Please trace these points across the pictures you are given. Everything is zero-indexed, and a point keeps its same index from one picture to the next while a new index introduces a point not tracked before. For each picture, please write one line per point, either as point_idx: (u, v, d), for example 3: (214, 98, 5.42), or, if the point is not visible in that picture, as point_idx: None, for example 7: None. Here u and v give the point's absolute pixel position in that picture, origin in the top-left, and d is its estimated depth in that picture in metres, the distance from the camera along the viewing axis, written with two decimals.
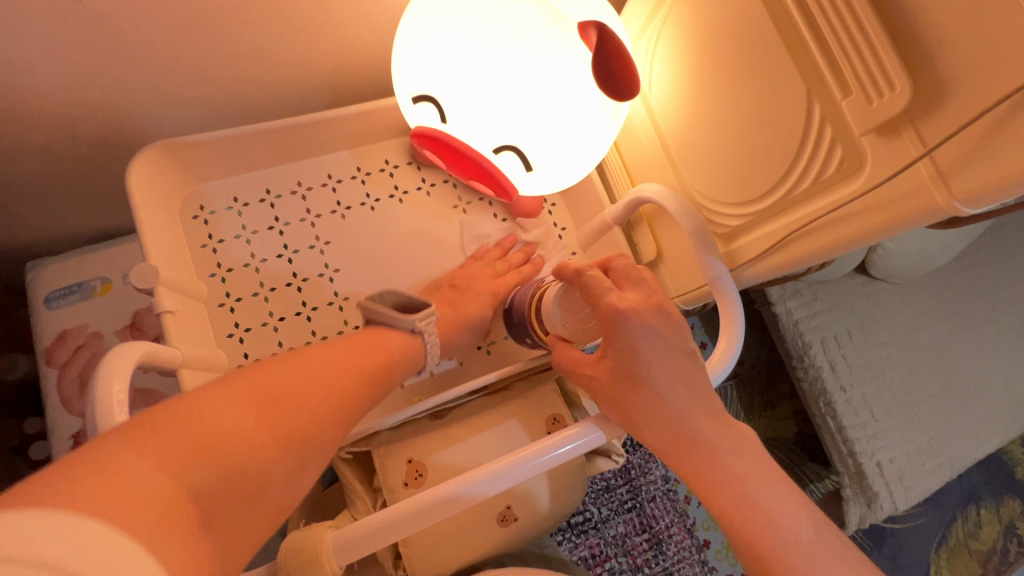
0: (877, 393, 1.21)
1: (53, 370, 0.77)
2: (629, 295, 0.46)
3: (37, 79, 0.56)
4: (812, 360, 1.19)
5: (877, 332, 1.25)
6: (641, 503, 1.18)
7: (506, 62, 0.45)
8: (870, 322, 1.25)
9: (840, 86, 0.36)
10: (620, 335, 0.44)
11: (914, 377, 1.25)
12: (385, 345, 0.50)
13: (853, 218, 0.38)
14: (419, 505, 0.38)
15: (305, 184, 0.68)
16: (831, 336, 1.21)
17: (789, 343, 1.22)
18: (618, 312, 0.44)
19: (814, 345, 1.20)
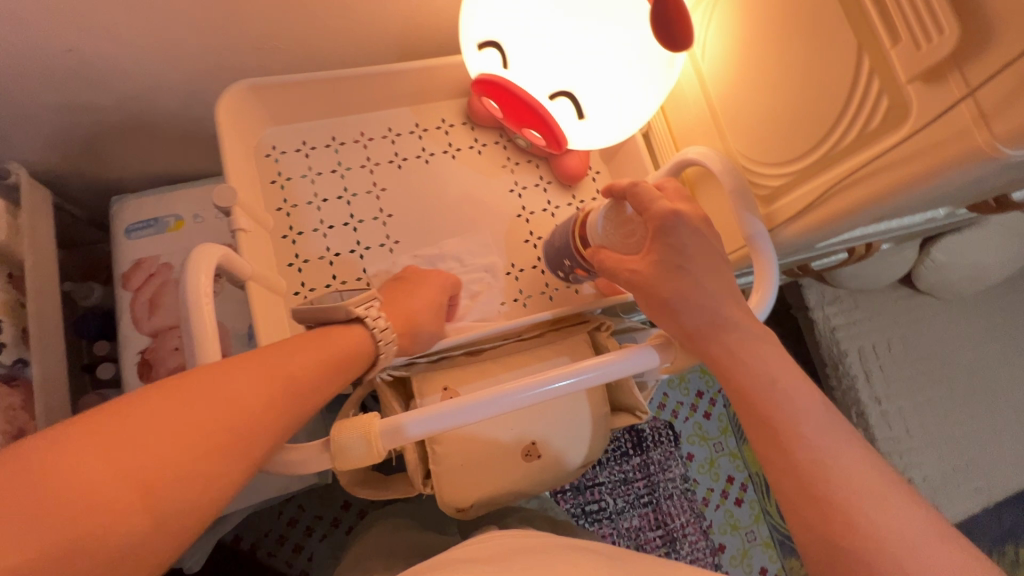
0: (915, 408, 1.18)
1: (127, 293, 0.84)
2: (679, 204, 0.49)
3: (145, 18, 0.62)
4: (847, 368, 1.17)
5: (918, 346, 1.21)
6: (658, 499, 1.18)
7: (569, 10, 0.48)
8: (911, 334, 1.22)
9: (891, 35, 0.38)
10: (667, 232, 0.47)
11: (955, 396, 1.21)
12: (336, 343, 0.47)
13: (893, 168, 0.39)
14: (462, 403, 0.42)
15: (367, 134, 0.73)
16: (869, 345, 1.19)
17: (824, 348, 1.20)
18: (670, 213, 0.47)
19: (850, 353, 1.17)
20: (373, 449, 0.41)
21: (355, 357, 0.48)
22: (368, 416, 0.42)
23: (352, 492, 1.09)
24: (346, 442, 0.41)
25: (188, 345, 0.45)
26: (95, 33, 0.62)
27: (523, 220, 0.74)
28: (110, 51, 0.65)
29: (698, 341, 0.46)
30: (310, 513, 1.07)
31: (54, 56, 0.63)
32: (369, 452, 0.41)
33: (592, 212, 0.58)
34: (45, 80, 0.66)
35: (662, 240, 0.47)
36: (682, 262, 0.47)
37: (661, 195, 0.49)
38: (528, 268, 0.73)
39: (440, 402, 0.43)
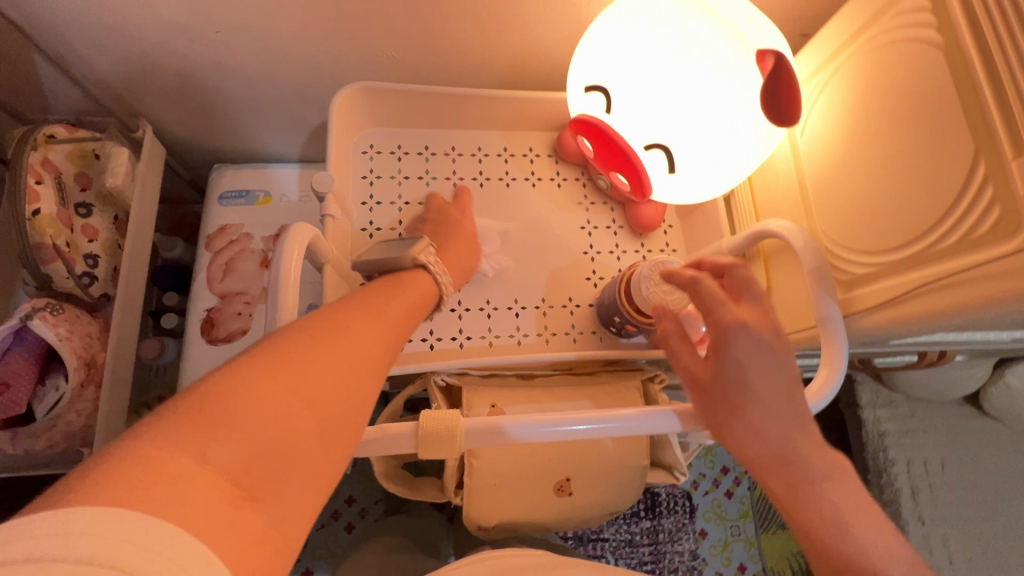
0: (960, 538, 1.09)
1: (207, 253, 0.90)
2: (744, 309, 0.45)
3: (286, 15, 0.69)
4: (892, 479, 1.10)
5: (974, 472, 1.13)
6: (661, 570, 1.12)
7: (681, 70, 0.50)
8: (967, 457, 1.13)
9: (1012, 144, 0.37)
10: (727, 341, 0.43)
11: (1009, 536, 1.11)
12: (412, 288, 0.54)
13: (998, 278, 0.38)
14: (533, 425, 0.44)
15: (458, 149, 0.76)
16: (920, 459, 1.11)
17: (869, 452, 1.13)
18: (736, 324, 0.43)
19: (898, 463, 1.10)
20: (456, 445, 0.43)
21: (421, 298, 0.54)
22: (454, 413, 0.44)
23: (357, 489, 1.10)
24: (429, 432, 0.43)
25: (268, 316, 0.47)
26: (242, 19, 0.69)
27: (588, 258, 0.75)
28: (250, 36, 0.72)
29: (755, 458, 0.43)
30: None
31: (201, 35, 0.71)
32: (451, 445, 0.43)
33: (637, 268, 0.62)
34: (189, 55, 0.74)
35: (718, 348, 0.44)
36: (742, 374, 0.43)
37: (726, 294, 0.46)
38: (584, 305, 0.74)
39: (505, 418, 0.45)
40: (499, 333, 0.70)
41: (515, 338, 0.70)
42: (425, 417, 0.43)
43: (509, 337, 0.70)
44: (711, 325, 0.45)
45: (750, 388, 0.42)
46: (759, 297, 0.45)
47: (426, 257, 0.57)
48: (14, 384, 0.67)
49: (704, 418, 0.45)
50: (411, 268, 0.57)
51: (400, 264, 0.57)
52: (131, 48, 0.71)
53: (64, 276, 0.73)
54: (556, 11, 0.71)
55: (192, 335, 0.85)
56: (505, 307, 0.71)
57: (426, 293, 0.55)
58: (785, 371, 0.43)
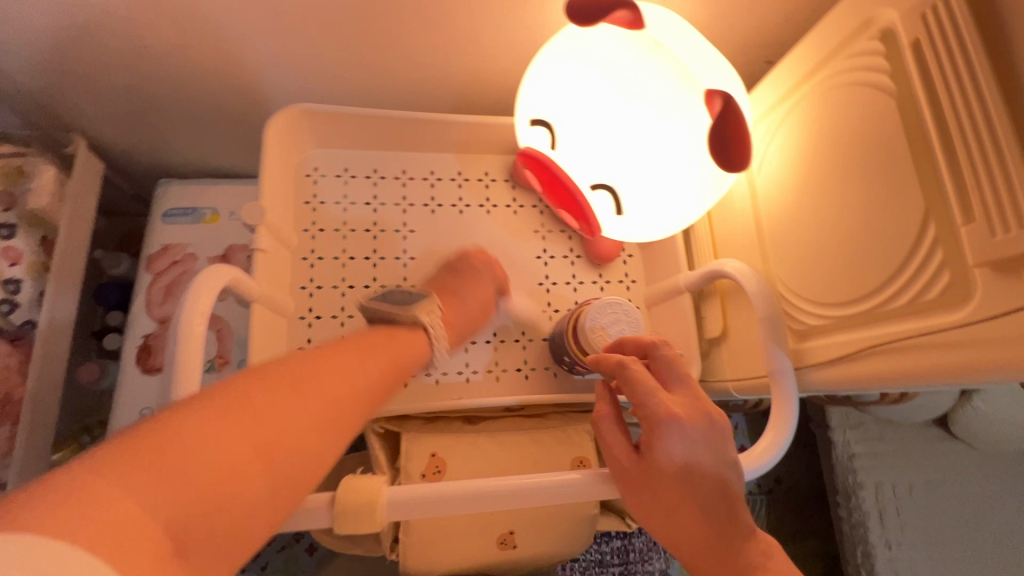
0: (928, 562, 1.08)
1: (147, 275, 0.85)
2: (676, 399, 0.42)
3: (221, 26, 0.65)
4: (860, 502, 1.08)
5: (943, 497, 1.11)
6: None
7: (625, 107, 0.47)
8: (938, 482, 1.12)
9: (962, 208, 0.34)
10: (658, 436, 0.40)
11: (976, 561, 1.10)
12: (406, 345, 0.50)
13: (952, 348, 0.35)
14: (458, 494, 0.41)
15: (408, 173, 0.73)
16: (889, 482, 1.10)
17: (838, 474, 1.12)
18: (668, 417, 0.40)
19: (865, 486, 1.09)
20: (374, 521, 0.40)
21: (415, 359, 0.51)
22: (373, 482, 0.40)
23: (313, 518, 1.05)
24: (343, 508, 0.39)
25: (168, 371, 0.43)
26: (173, 30, 0.65)
27: (543, 289, 0.72)
28: (183, 47, 0.67)
29: (689, 552, 0.41)
30: None
31: (132, 45, 0.66)
32: (368, 519, 0.39)
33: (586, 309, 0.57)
34: (120, 65, 0.69)
35: (650, 441, 0.41)
36: (672, 472, 0.40)
37: (656, 382, 0.43)
38: (539, 339, 0.70)
39: (429, 486, 0.42)
40: (446, 371, 0.66)
41: (463, 375, 0.67)
42: (342, 487, 0.40)
43: (457, 375, 0.67)
44: (642, 415, 0.42)
45: (678, 487, 0.40)
46: (688, 382, 0.44)
47: (428, 320, 0.54)
48: None
49: (631, 506, 0.43)
50: (411, 325, 0.53)
51: (400, 319, 0.53)
52: (54, 57, 0.66)
53: None
54: (512, 29, 0.67)
55: (126, 364, 0.80)
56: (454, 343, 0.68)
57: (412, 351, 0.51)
58: (716, 467, 0.41)
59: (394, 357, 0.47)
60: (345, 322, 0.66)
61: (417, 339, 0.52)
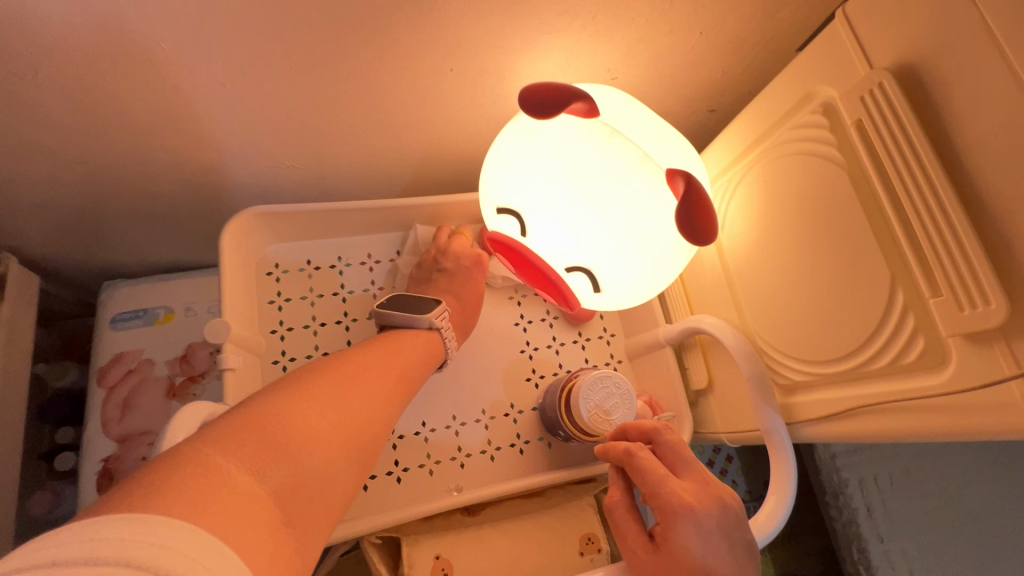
0: (917, 548, 1.13)
1: (101, 390, 0.79)
2: (685, 485, 0.42)
3: (159, 140, 0.62)
4: (848, 500, 1.11)
5: (925, 483, 1.15)
6: None
7: (592, 194, 0.47)
8: (918, 471, 1.15)
9: (929, 282, 0.36)
10: (676, 531, 0.40)
11: (961, 538, 1.15)
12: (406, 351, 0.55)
13: (937, 412, 0.37)
14: None
15: (374, 256, 0.71)
16: (872, 475, 1.13)
17: (824, 476, 1.15)
18: (682, 506, 0.40)
19: (851, 483, 1.12)
20: None
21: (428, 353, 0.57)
22: None
23: None
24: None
25: None
26: (108, 149, 0.61)
27: (526, 356, 0.71)
28: (120, 163, 0.64)
29: None
30: None
31: (63, 163, 0.62)
32: None
33: (579, 379, 0.57)
34: (52, 183, 0.64)
35: (667, 534, 0.40)
36: (693, 569, 0.39)
37: (666, 469, 0.43)
38: (527, 409, 0.69)
39: None
40: (439, 459, 0.64)
41: (458, 460, 0.65)
42: None
43: (452, 461, 0.64)
44: (657, 505, 0.41)
45: None
46: (694, 465, 0.44)
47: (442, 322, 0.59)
48: None
49: None
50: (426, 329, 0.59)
51: (418, 324, 0.58)
52: None
53: None
54: (472, 108, 0.66)
55: (87, 494, 0.74)
56: (443, 427, 0.66)
57: (422, 354, 0.56)
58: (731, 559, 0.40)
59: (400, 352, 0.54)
60: None
61: (434, 342, 0.59)
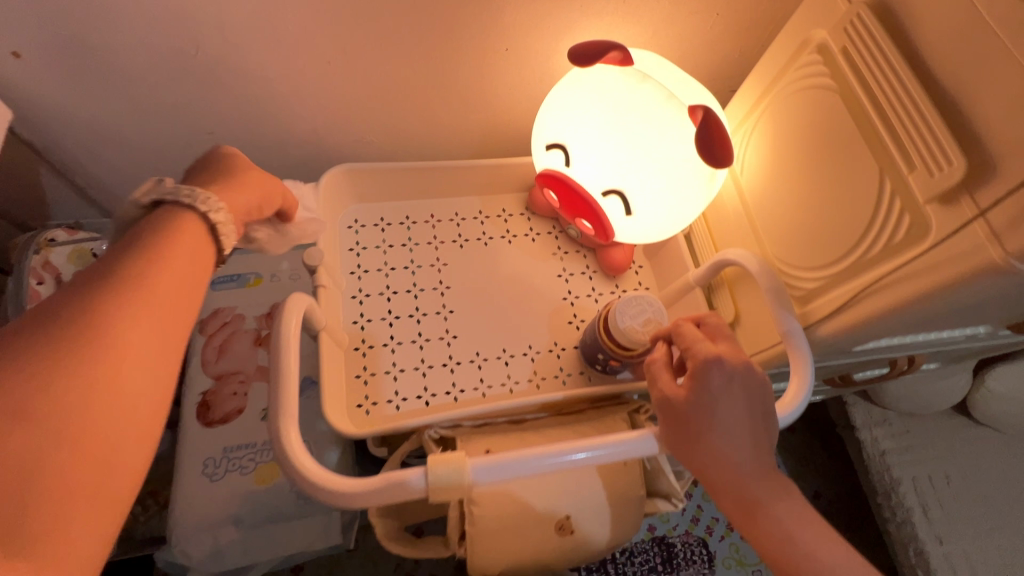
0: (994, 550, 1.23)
1: (199, 337, 0.92)
2: (719, 345, 0.50)
3: (270, 115, 0.76)
4: (902, 498, 1.27)
5: (973, 487, 1.29)
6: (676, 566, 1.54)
7: (626, 126, 0.57)
8: (966, 473, 1.30)
9: (907, 162, 0.43)
10: (703, 377, 0.47)
11: None
12: (184, 238, 0.40)
13: (922, 273, 0.43)
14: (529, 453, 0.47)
15: (437, 216, 0.82)
16: (925, 475, 1.29)
17: (876, 475, 1.31)
18: (713, 356, 0.47)
19: (902, 482, 1.28)
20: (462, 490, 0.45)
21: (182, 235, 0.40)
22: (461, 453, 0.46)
23: None
24: (437, 474, 0.44)
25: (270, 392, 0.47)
26: (231, 124, 0.76)
27: (568, 303, 0.80)
28: (237, 137, 0.78)
29: (727, 487, 0.47)
30: None
31: (196, 134, 0.76)
32: (459, 484, 0.45)
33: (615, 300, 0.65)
34: (183, 153, 0.79)
35: (698, 378, 0.47)
36: (715, 405, 0.46)
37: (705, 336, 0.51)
38: (569, 348, 0.77)
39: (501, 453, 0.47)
40: (491, 383, 0.72)
41: (507, 386, 0.73)
42: (431, 463, 0.45)
43: (501, 386, 0.73)
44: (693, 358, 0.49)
45: (717, 418, 0.46)
46: (731, 338, 0.51)
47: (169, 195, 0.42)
48: None
49: (673, 441, 0.49)
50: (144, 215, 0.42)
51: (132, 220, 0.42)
52: (126, 154, 0.77)
53: None
54: (524, 80, 0.78)
55: (187, 419, 0.84)
56: (495, 358, 0.74)
57: (189, 243, 0.40)
58: (746, 411, 0.47)
59: (187, 263, 0.40)
60: (394, 349, 0.72)
61: (184, 224, 0.41)
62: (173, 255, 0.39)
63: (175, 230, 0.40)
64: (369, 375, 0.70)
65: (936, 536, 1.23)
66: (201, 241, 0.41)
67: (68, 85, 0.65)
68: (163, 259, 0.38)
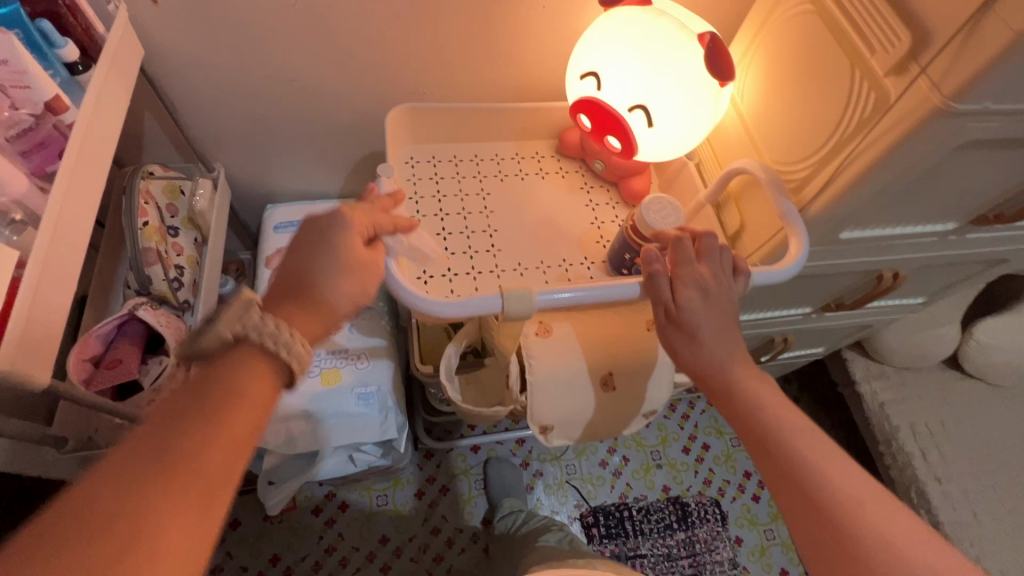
0: (991, 490, 1.32)
1: (268, 271, 1.04)
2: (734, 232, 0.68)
3: (343, 67, 0.89)
4: (902, 444, 1.37)
5: (971, 434, 1.38)
6: (691, 524, 1.61)
7: (648, 50, 0.71)
8: (961, 421, 1.40)
9: (869, 49, 0.56)
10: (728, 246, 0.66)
11: None
12: (253, 374, 0.47)
13: (885, 133, 0.56)
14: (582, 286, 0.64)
15: (481, 157, 0.96)
16: (921, 423, 1.39)
17: (878, 424, 1.42)
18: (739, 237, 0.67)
19: (901, 429, 1.38)
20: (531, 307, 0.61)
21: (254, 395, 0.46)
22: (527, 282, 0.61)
23: (448, 480, 1.58)
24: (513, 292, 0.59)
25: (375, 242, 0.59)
26: (310, 74, 0.89)
27: (595, 227, 0.92)
28: (313, 87, 0.92)
29: (727, 332, 0.62)
30: (434, 489, 1.56)
31: (280, 82, 0.90)
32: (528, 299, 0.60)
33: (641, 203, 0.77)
34: (266, 100, 0.92)
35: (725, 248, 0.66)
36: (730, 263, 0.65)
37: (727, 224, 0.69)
38: (597, 262, 0.90)
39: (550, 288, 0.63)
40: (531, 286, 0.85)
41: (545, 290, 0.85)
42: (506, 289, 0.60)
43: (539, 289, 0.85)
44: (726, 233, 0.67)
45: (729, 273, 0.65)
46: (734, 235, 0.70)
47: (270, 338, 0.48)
48: (124, 360, 0.77)
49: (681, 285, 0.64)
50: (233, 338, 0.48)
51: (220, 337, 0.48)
52: (219, 100, 0.91)
53: (161, 278, 0.86)
54: (559, 38, 0.91)
55: None
56: (533, 267, 0.87)
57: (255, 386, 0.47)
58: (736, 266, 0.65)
59: (255, 409, 0.46)
60: (448, 258, 0.85)
61: (255, 356, 0.48)
62: (243, 393, 0.46)
63: (232, 367, 0.47)
64: (428, 277, 0.83)
65: (936, 477, 1.32)
66: (266, 390, 0.47)
67: (188, 34, 0.79)
68: (248, 386, 0.46)
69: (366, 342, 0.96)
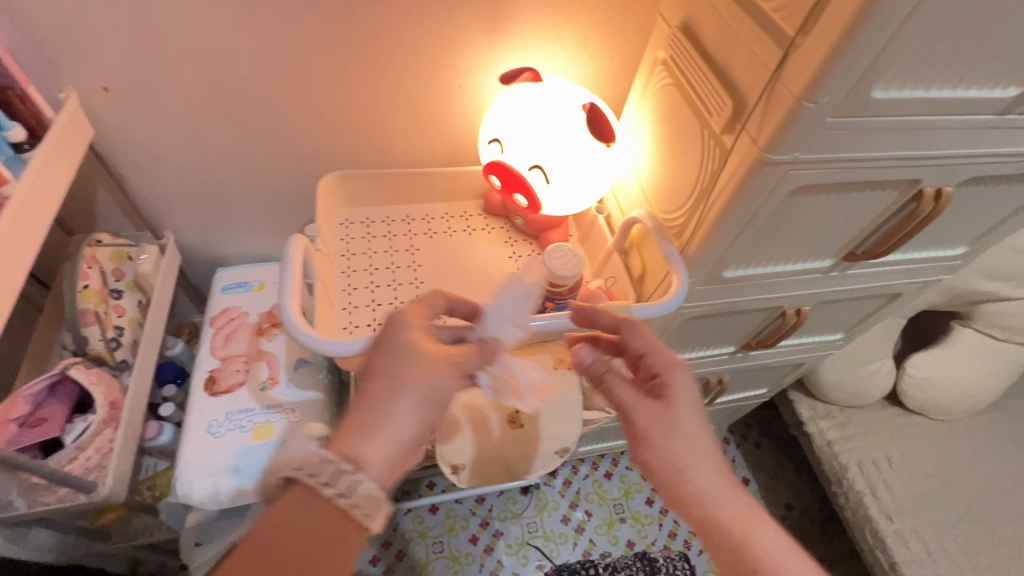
0: (946, 525, 1.30)
1: (210, 329, 1.08)
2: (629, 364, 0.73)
3: (281, 141, 0.98)
4: (851, 483, 1.38)
5: (919, 468, 1.39)
6: None
7: (540, 119, 0.81)
8: (908, 456, 1.42)
9: (709, 112, 0.66)
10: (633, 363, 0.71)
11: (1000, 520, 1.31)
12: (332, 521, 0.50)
13: (728, 181, 0.64)
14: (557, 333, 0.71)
15: (411, 216, 1.04)
16: (869, 460, 1.41)
17: (828, 464, 1.44)
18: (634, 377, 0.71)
19: (850, 467, 1.40)
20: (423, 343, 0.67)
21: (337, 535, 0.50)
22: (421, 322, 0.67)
23: (406, 545, 1.53)
24: None
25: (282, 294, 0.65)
26: (251, 148, 0.98)
27: (517, 277, 0.99)
28: (254, 159, 1.00)
29: None
30: (389, 555, 1.51)
31: (223, 155, 0.98)
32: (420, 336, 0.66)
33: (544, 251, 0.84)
34: (210, 171, 1.01)
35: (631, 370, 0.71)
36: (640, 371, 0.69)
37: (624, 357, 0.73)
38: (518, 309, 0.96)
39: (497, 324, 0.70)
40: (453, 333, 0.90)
41: None
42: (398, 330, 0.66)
43: None
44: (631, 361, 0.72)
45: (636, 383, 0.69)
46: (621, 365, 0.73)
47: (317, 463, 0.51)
48: (47, 421, 0.80)
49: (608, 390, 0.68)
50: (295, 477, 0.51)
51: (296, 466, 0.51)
52: (166, 172, 0.99)
53: (98, 338, 0.89)
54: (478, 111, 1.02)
55: (195, 391, 0.98)
56: (456, 315, 0.92)
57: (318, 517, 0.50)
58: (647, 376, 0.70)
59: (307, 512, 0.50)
60: (374, 309, 0.91)
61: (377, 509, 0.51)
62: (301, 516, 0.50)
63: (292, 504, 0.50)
64: (353, 327, 0.88)
65: (887, 514, 1.32)
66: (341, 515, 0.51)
67: (135, 116, 0.88)
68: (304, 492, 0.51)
69: (300, 397, 0.99)
